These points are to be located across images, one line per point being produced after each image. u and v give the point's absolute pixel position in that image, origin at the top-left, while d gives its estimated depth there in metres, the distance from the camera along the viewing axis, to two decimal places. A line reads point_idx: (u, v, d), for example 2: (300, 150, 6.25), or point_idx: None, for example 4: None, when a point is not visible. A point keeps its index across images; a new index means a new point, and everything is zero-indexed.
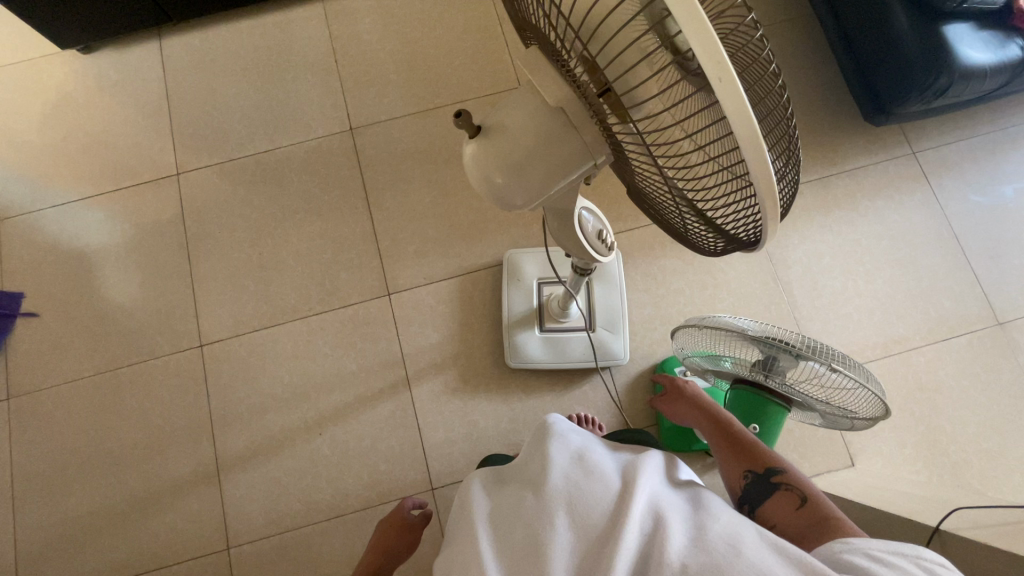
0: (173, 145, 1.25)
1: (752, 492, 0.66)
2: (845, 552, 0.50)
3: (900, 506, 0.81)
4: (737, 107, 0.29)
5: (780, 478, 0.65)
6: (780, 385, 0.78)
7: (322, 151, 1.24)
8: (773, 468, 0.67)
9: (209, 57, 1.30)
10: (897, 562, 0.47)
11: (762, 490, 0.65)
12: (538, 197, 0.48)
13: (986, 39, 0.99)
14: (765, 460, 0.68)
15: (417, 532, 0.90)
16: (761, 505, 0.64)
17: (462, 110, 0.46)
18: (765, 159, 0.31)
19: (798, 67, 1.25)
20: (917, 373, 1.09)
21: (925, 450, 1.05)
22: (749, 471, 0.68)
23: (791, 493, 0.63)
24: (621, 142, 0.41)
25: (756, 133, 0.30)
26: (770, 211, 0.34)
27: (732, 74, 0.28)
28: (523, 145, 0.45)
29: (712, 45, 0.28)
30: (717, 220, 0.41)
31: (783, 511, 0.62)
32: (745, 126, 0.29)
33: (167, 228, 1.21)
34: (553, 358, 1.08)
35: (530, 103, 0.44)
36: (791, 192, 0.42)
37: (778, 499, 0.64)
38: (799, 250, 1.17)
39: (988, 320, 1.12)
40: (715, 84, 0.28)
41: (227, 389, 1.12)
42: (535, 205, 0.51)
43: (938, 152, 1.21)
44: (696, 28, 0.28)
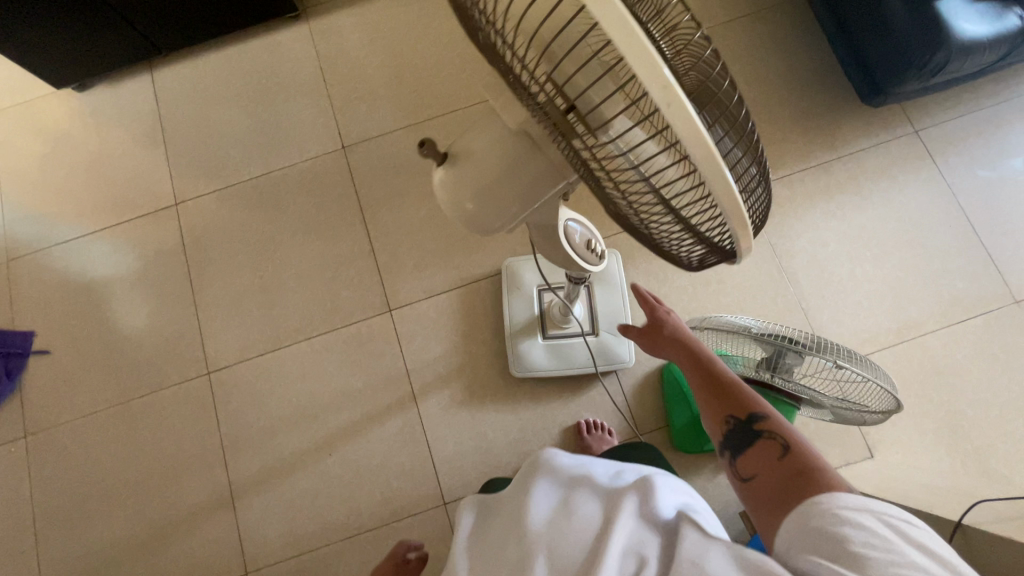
0: (171, 176, 1.26)
1: (731, 438, 0.58)
2: (811, 513, 0.47)
3: (919, 500, 0.78)
4: (690, 129, 0.28)
5: (762, 425, 0.57)
6: (788, 386, 0.76)
7: (316, 171, 1.24)
8: (756, 412, 0.58)
9: (201, 85, 1.32)
10: (855, 519, 0.44)
11: (742, 437, 0.57)
12: (513, 215, 0.47)
13: (982, 12, 0.95)
14: (747, 404, 0.59)
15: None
16: (741, 453, 0.57)
17: (425, 138, 0.45)
18: (729, 180, 0.30)
19: (790, 53, 1.22)
20: (934, 358, 1.07)
21: (946, 436, 1.02)
22: (730, 416, 0.60)
23: (773, 443, 0.55)
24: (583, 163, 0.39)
25: (714, 154, 0.29)
26: (741, 231, 0.33)
27: (680, 96, 0.27)
28: (491, 165, 0.44)
29: (657, 70, 0.26)
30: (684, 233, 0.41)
31: (764, 462, 0.54)
32: (703, 149, 0.28)
33: (169, 257, 1.22)
34: (558, 366, 1.07)
35: (496, 126, 0.43)
36: (763, 204, 0.41)
37: (759, 449, 0.55)
38: (803, 238, 1.14)
39: (1004, 298, 1.09)
40: (665, 109, 0.27)
41: (236, 415, 1.13)
42: (512, 226, 0.50)
43: (942, 128, 1.18)
44: (637, 54, 0.26)
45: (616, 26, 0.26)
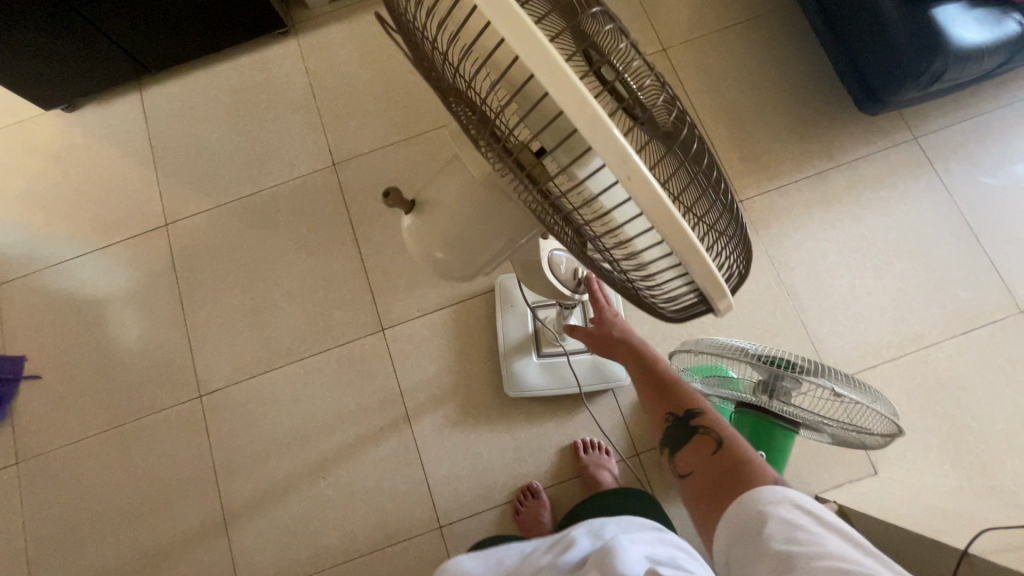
0: (161, 196, 1.25)
1: (670, 436, 0.60)
2: (739, 509, 0.49)
3: (924, 525, 0.76)
4: (654, 202, 0.26)
5: (699, 421, 0.59)
6: (781, 408, 0.74)
7: (306, 189, 1.23)
8: (692, 409, 0.60)
9: (190, 103, 1.30)
10: (777, 514, 0.47)
11: (680, 435, 0.59)
12: (488, 259, 0.47)
13: (981, 18, 0.93)
14: (685, 401, 0.61)
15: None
16: (679, 451, 0.58)
17: (391, 187, 0.44)
18: (699, 249, 0.28)
19: (785, 60, 1.20)
20: (937, 371, 1.04)
21: (952, 451, 1.00)
22: (669, 413, 0.61)
23: (708, 438, 0.57)
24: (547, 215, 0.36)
25: (682, 227, 0.27)
26: (716, 295, 0.30)
27: (641, 169, 0.25)
28: (462, 213, 0.43)
29: (617, 146, 0.25)
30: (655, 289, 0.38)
31: (700, 458, 0.56)
32: (670, 222, 0.27)
33: (159, 279, 1.21)
34: (553, 385, 1.05)
35: (467, 173, 0.41)
36: (740, 259, 0.38)
37: (695, 445, 0.57)
38: (801, 249, 1.12)
39: (1008, 307, 1.06)
40: (625, 183, 0.25)
41: (228, 438, 1.12)
42: (488, 268, 0.49)
43: (942, 134, 1.16)
44: (594, 130, 0.24)
45: (569, 97, 0.24)
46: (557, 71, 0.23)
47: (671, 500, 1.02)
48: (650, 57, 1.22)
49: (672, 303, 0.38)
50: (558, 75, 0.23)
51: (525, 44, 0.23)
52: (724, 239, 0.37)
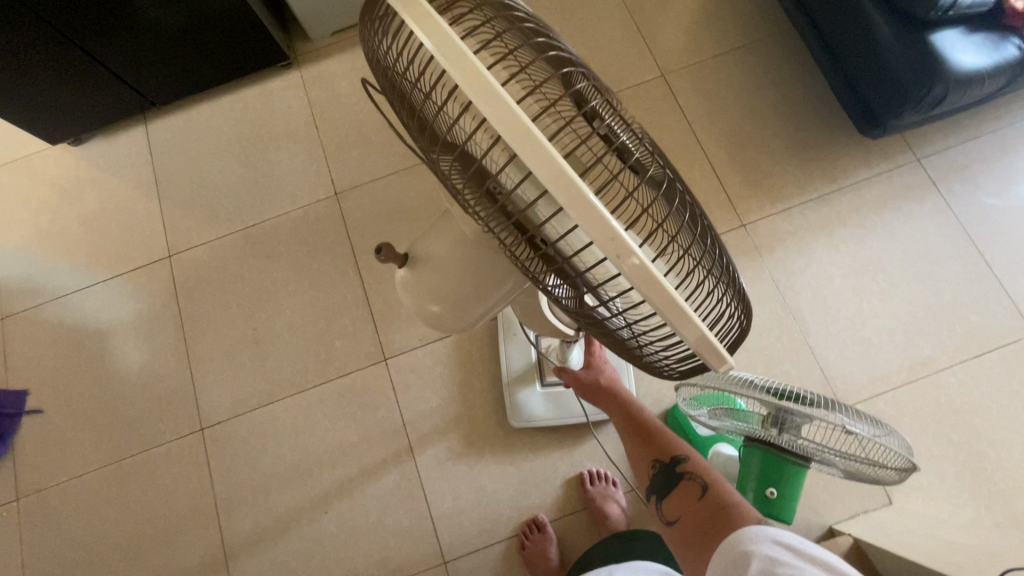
0: (164, 228, 1.26)
1: (659, 482, 0.68)
2: (729, 546, 0.53)
3: (944, 561, 0.74)
4: (645, 277, 0.26)
5: (683, 467, 0.67)
6: (789, 443, 0.73)
7: (308, 219, 1.23)
8: (677, 456, 0.68)
9: (194, 135, 1.32)
10: (760, 552, 0.50)
11: (668, 480, 0.67)
12: (482, 310, 0.47)
13: (979, 42, 0.92)
14: (670, 449, 0.70)
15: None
16: (667, 495, 0.66)
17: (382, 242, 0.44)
18: (693, 318, 0.28)
19: (784, 84, 1.21)
20: (950, 396, 1.02)
21: (968, 480, 0.97)
22: (657, 460, 0.70)
23: (693, 482, 0.65)
24: (539, 270, 0.35)
25: (675, 300, 0.27)
26: (713, 359, 0.29)
27: (631, 246, 0.25)
28: (454, 265, 0.43)
29: (603, 222, 0.25)
30: (654, 346, 0.36)
31: (686, 502, 0.64)
32: (662, 295, 0.27)
33: (162, 311, 1.21)
34: (557, 415, 1.03)
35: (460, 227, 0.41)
36: (738, 313, 0.37)
37: (681, 489, 0.65)
38: (806, 273, 1.11)
39: (1020, 330, 1.04)
40: (616, 261, 0.26)
41: (229, 472, 1.10)
42: (484, 314, 0.49)
43: (944, 155, 1.15)
44: (581, 206, 0.25)
45: (554, 176, 0.24)
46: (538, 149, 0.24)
47: None
48: (649, 83, 1.23)
49: (671, 359, 0.37)
50: (542, 155, 0.24)
51: (508, 125, 0.24)
52: (722, 296, 0.36)
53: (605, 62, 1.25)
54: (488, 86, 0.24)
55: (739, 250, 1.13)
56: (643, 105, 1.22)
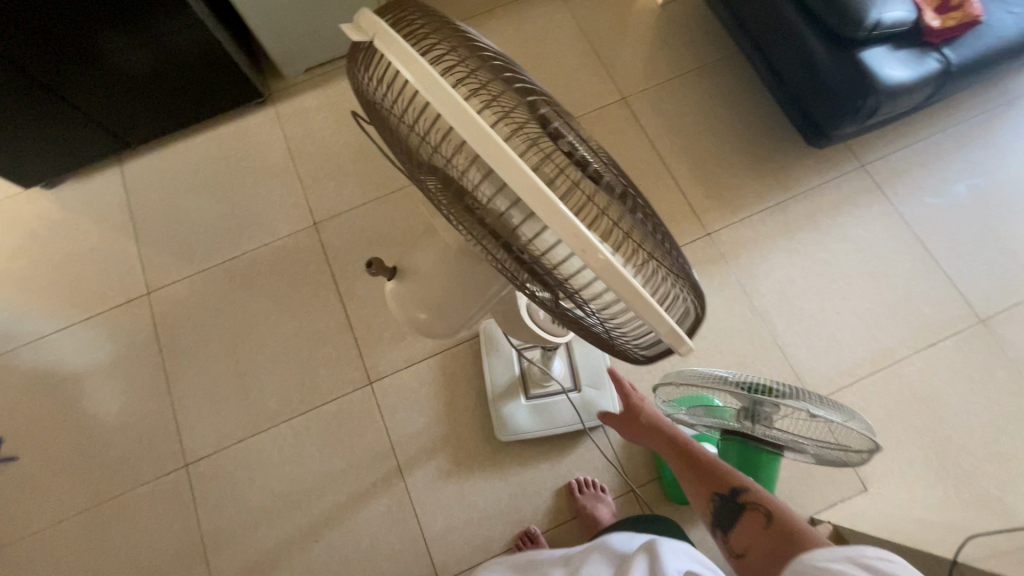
0: (142, 266, 1.26)
1: (721, 515, 0.70)
2: (799, 563, 0.52)
3: (916, 538, 0.78)
4: (607, 268, 0.29)
5: (744, 497, 0.69)
6: (763, 433, 0.76)
7: (288, 250, 1.25)
8: (736, 487, 0.71)
9: (170, 173, 1.33)
10: (829, 567, 0.49)
11: (730, 513, 0.69)
12: (467, 319, 0.50)
13: (904, 58, 1.00)
14: (727, 481, 0.72)
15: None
16: (731, 528, 0.69)
17: (374, 260, 0.48)
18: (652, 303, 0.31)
19: (736, 102, 1.29)
20: (911, 384, 1.08)
21: (936, 462, 1.03)
22: (716, 494, 0.72)
23: (756, 512, 0.67)
24: (520, 275, 0.39)
25: (635, 288, 0.30)
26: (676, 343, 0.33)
27: (593, 242, 0.29)
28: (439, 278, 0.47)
29: (567, 221, 0.29)
30: (626, 340, 0.40)
31: (753, 535, 0.66)
32: (623, 285, 0.30)
33: (141, 349, 1.20)
34: (543, 426, 1.06)
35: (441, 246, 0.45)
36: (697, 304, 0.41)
37: (745, 521, 0.67)
38: (770, 277, 1.17)
39: (969, 318, 1.12)
40: (582, 256, 0.29)
41: (215, 508, 1.09)
42: (471, 322, 0.52)
43: (886, 161, 1.24)
44: (547, 207, 0.28)
45: (524, 183, 0.28)
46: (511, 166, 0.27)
47: None
48: (611, 106, 1.30)
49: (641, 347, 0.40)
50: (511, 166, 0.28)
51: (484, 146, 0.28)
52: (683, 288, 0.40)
53: (569, 88, 1.32)
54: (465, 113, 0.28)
55: (706, 258, 1.18)
56: (607, 127, 1.29)
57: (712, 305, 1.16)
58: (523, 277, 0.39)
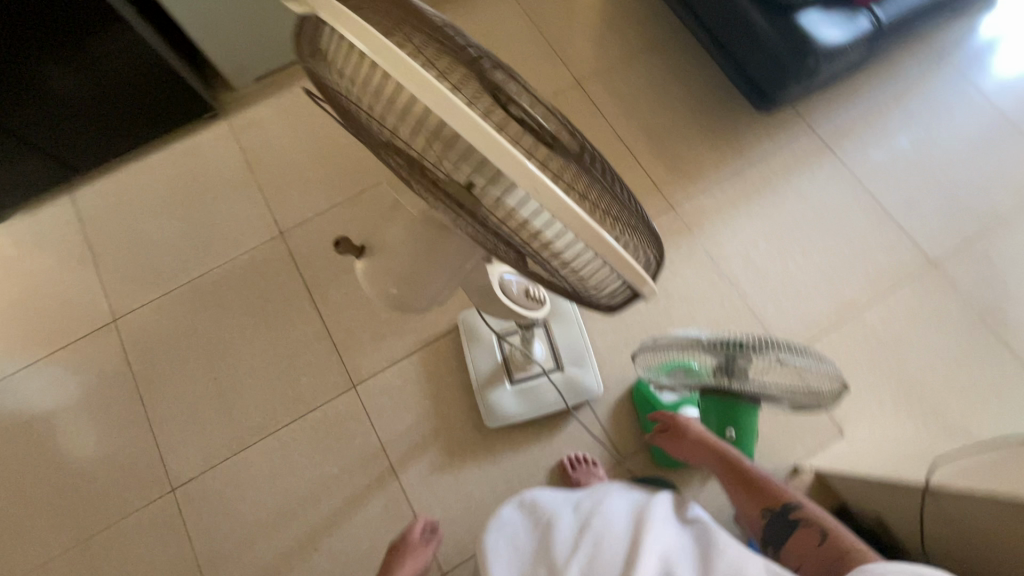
0: (105, 293, 1.23)
1: (773, 530, 0.79)
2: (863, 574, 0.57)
3: (892, 470, 0.82)
4: (559, 205, 0.31)
5: (796, 514, 0.78)
6: (739, 386, 0.79)
7: (257, 262, 1.23)
8: (788, 503, 0.80)
9: (125, 197, 1.30)
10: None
11: (782, 528, 0.78)
12: (437, 294, 0.50)
13: (837, 20, 1.05)
14: (778, 497, 0.81)
15: (430, 554, 0.98)
16: (783, 542, 0.77)
17: (340, 239, 0.48)
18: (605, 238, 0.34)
19: (686, 77, 1.33)
20: (875, 331, 1.13)
21: (904, 401, 1.08)
22: (767, 509, 0.81)
23: (810, 528, 0.76)
24: (489, 242, 0.40)
25: (588, 223, 0.33)
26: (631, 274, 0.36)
27: (545, 182, 0.31)
28: (407, 253, 0.46)
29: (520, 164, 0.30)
30: (595, 292, 0.42)
31: (806, 548, 0.74)
32: (577, 221, 0.32)
33: (113, 378, 1.17)
34: (530, 408, 1.07)
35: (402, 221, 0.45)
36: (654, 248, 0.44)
37: (797, 536, 0.76)
38: (734, 242, 1.21)
39: (921, 262, 1.18)
40: (536, 195, 0.31)
41: (207, 529, 1.07)
42: (440, 299, 0.52)
43: (832, 121, 1.29)
44: (498, 151, 0.30)
45: (475, 130, 0.29)
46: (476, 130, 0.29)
47: None
48: (566, 91, 1.32)
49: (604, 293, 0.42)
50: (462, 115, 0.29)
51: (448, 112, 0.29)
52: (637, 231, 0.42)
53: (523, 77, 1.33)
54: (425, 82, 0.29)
55: (671, 230, 1.21)
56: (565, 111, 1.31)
57: (682, 275, 1.19)
58: (492, 244, 0.40)
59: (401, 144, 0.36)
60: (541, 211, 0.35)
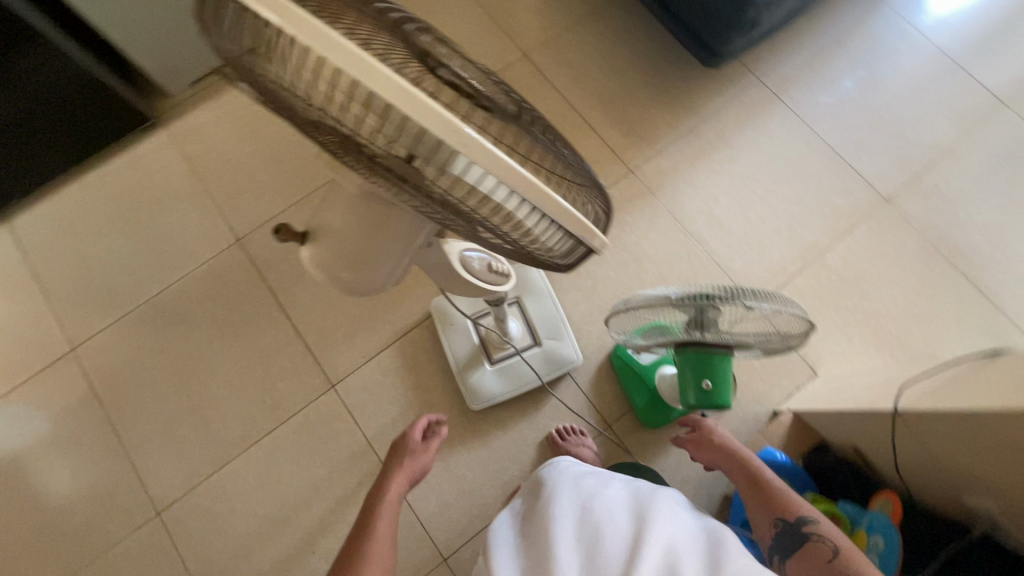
0: (59, 322, 1.17)
1: (782, 542, 0.76)
2: None
3: (863, 401, 0.85)
4: (495, 163, 0.31)
5: (810, 529, 0.74)
6: (712, 337, 0.80)
7: (216, 272, 1.19)
8: (803, 518, 0.76)
9: (66, 219, 1.23)
10: None
11: (792, 541, 0.75)
12: (390, 277, 0.49)
13: None
14: (793, 510, 0.77)
15: (430, 460, 0.94)
16: (791, 557, 0.74)
17: (280, 226, 0.47)
18: (548, 194, 0.34)
19: (633, 40, 1.32)
20: (838, 271, 1.16)
21: (871, 335, 1.12)
22: (779, 520, 0.78)
23: (823, 546, 0.72)
24: (440, 215, 0.40)
25: (527, 179, 0.32)
26: (577, 227, 0.37)
27: (478, 141, 0.30)
28: (353, 233, 0.44)
29: (449, 125, 0.29)
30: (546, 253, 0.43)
31: (816, 565, 0.71)
32: (516, 178, 0.32)
33: (80, 408, 1.13)
34: (512, 386, 1.07)
35: (342, 201, 0.44)
36: (601, 200, 0.45)
37: (807, 552, 0.73)
38: (695, 199, 1.22)
39: (875, 200, 1.21)
40: (470, 153, 0.30)
41: (200, 547, 1.05)
42: (394, 281, 0.51)
43: (778, 70, 1.30)
44: (421, 111, 0.28)
45: (396, 92, 0.28)
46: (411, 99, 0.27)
47: (653, 456, 1.08)
48: (514, 65, 1.30)
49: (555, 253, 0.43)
50: (379, 76, 0.27)
51: (379, 83, 0.27)
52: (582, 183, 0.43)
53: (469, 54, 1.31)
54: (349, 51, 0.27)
55: (633, 194, 1.22)
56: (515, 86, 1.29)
57: (648, 237, 1.20)
58: (443, 217, 0.40)
59: (328, 117, 0.34)
60: (489, 178, 0.34)
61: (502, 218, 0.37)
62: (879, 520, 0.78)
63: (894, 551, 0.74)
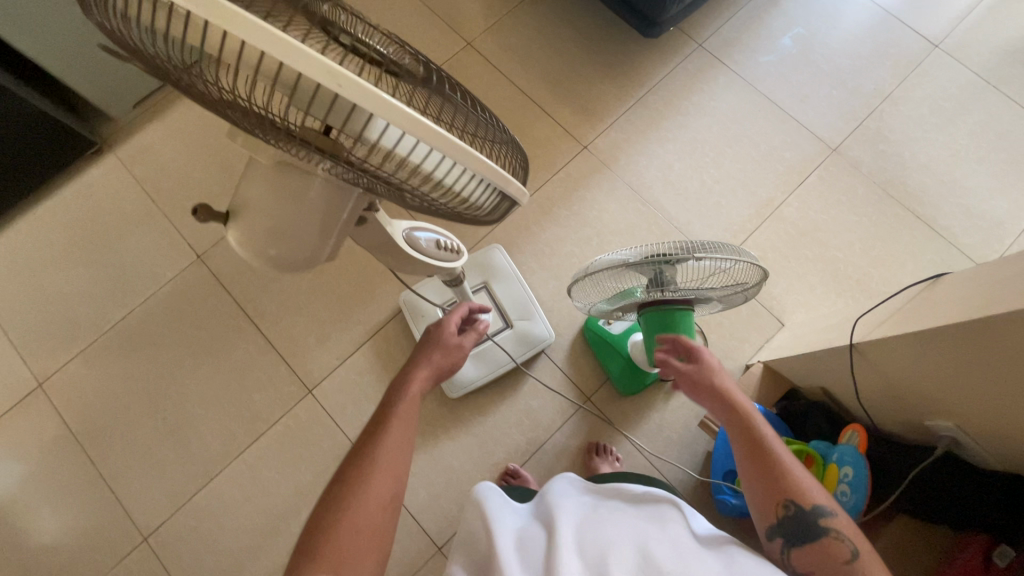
0: (22, 360, 1.15)
1: (786, 526, 0.61)
2: None
3: (824, 341, 0.88)
4: (413, 123, 0.31)
5: (825, 522, 0.60)
6: (672, 296, 0.82)
7: (181, 292, 1.18)
8: (819, 508, 0.60)
9: (18, 255, 1.20)
10: None
11: (800, 529, 0.61)
12: (322, 252, 0.49)
13: None
14: (808, 496, 0.61)
15: (462, 361, 0.73)
16: (797, 545, 0.61)
17: (197, 205, 0.47)
18: (473, 153, 0.35)
19: (574, 18, 1.33)
20: (795, 224, 1.19)
21: (831, 281, 1.15)
22: (789, 503, 0.61)
23: (838, 543, 0.59)
24: (366, 181, 0.41)
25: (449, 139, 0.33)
26: (503, 181, 0.38)
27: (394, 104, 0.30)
28: (275, 209, 0.44)
29: (362, 90, 0.28)
30: (474, 208, 0.45)
31: (827, 564, 0.59)
32: (438, 138, 0.32)
33: (53, 444, 1.10)
34: (487, 370, 1.08)
35: (260, 177, 0.44)
36: (519, 154, 0.47)
37: (818, 546, 0.60)
38: (651, 168, 1.24)
39: (824, 151, 1.24)
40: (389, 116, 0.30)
41: (191, 568, 1.04)
42: (326, 256, 0.51)
43: (718, 35, 1.32)
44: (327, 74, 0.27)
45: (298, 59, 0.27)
46: (318, 64, 0.27)
47: (634, 423, 1.09)
48: (460, 55, 1.30)
49: (484, 207, 0.45)
50: (276, 40, 0.26)
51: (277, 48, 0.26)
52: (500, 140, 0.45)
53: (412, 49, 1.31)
54: (244, 20, 0.26)
55: (589, 170, 1.23)
56: (462, 76, 1.29)
57: (608, 211, 1.21)
58: (369, 183, 0.41)
59: (234, 95, 0.33)
60: (408, 141, 0.35)
61: (427, 180, 0.39)
62: (848, 453, 0.80)
63: (864, 478, 0.76)
